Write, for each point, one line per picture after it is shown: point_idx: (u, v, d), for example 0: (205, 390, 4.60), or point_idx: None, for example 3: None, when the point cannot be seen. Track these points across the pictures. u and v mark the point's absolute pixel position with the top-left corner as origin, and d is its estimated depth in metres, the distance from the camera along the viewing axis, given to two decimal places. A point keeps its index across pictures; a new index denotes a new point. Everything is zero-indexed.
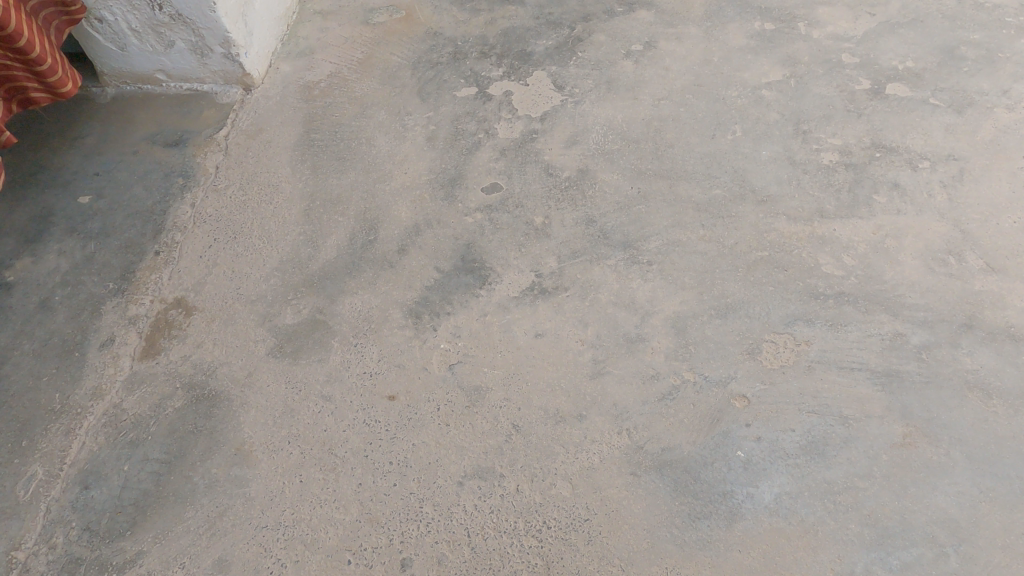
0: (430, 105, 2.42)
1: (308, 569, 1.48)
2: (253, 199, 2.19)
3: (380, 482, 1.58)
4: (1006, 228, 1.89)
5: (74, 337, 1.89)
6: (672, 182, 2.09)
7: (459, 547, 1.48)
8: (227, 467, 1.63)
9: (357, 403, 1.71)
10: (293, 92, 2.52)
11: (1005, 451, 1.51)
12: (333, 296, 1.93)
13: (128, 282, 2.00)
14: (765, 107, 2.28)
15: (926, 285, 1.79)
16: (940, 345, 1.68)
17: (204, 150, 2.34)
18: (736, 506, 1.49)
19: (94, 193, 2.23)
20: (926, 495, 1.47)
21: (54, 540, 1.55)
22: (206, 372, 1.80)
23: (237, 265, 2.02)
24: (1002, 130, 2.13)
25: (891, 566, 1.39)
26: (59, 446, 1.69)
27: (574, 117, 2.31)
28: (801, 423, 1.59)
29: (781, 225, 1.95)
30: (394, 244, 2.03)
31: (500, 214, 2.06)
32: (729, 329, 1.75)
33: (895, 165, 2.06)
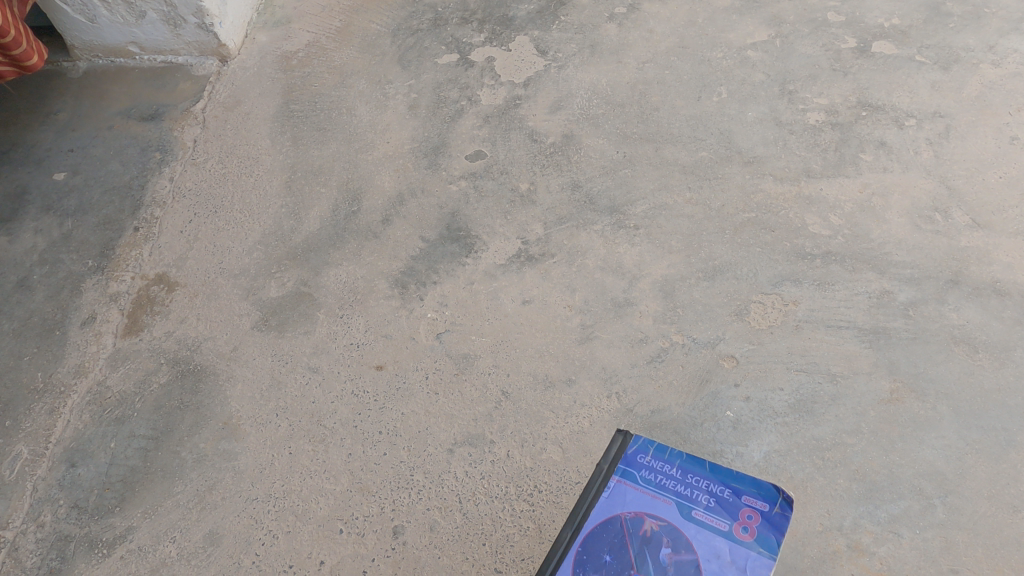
0: (412, 72, 2.37)
1: (300, 540, 1.47)
2: (232, 172, 2.14)
3: (370, 452, 1.58)
4: (992, 183, 1.89)
5: (54, 316, 1.86)
6: (658, 145, 2.07)
7: (451, 514, 1.48)
8: (215, 440, 1.62)
9: (344, 373, 1.70)
10: (271, 63, 2.46)
11: (990, 404, 1.53)
12: (317, 267, 1.90)
13: (108, 259, 1.96)
14: (750, 67, 2.25)
15: (912, 243, 1.79)
16: (927, 301, 1.69)
17: (181, 124, 2.29)
18: (726, 464, 1.50)
19: (70, 170, 2.19)
20: (914, 449, 1.48)
21: (42, 518, 1.53)
22: (191, 347, 1.78)
23: (219, 239, 1.99)
24: (988, 86, 2.11)
25: (880, 519, 1.40)
26: (43, 425, 1.67)
27: (557, 82, 2.27)
28: (789, 381, 1.59)
29: (768, 185, 1.94)
30: (378, 214, 2.00)
31: (485, 182, 2.03)
32: (717, 291, 1.75)
33: (882, 123, 2.05)
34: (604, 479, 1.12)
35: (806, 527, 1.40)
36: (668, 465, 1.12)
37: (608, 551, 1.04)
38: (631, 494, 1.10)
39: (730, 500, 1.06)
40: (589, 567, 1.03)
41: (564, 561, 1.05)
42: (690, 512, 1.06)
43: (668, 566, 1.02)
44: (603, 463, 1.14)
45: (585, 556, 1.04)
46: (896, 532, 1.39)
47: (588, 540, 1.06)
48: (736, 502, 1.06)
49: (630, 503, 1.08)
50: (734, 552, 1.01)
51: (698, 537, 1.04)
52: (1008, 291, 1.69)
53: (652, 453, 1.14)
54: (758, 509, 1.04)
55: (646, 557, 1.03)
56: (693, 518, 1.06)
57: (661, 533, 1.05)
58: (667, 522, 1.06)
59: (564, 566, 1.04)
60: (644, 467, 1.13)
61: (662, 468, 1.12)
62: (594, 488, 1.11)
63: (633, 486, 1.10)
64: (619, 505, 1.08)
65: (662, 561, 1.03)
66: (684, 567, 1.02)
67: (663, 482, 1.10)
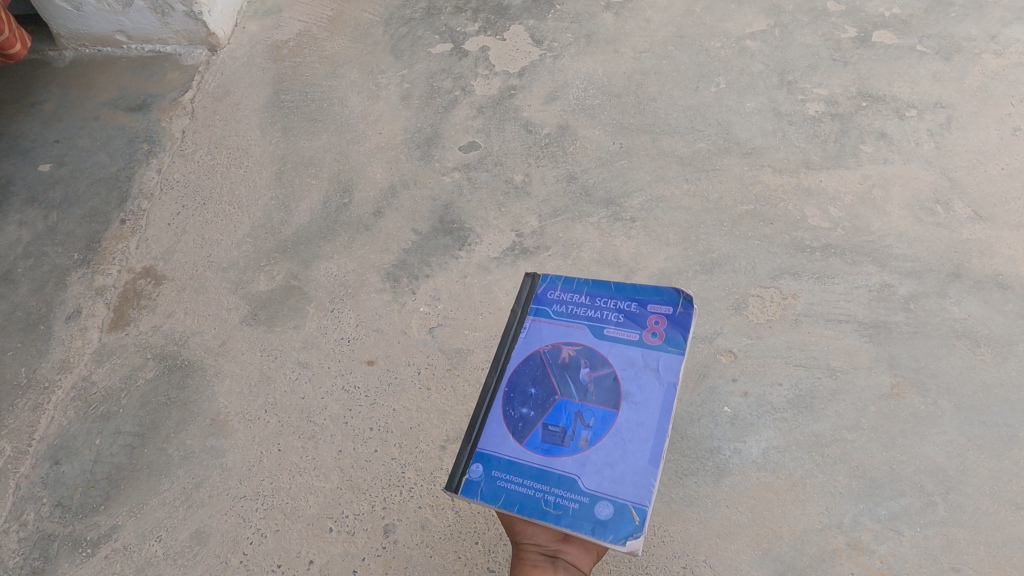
0: (404, 62, 2.33)
1: (289, 539, 1.44)
2: (221, 164, 2.10)
3: (361, 449, 1.55)
4: (994, 174, 1.86)
5: (39, 310, 1.82)
6: (655, 136, 2.03)
7: (443, 512, 1.45)
8: (203, 437, 1.58)
9: (335, 369, 1.67)
10: (261, 52, 2.42)
11: (992, 399, 1.50)
12: (308, 260, 1.87)
13: (94, 251, 1.92)
14: (749, 57, 2.21)
15: (913, 235, 1.76)
16: (928, 295, 1.66)
17: (169, 114, 2.25)
18: (724, 461, 1.47)
19: (55, 161, 2.14)
20: (915, 445, 1.45)
21: (25, 517, 1.50)
22: (179, 342, 1.74)
23: (208, 232, 1.95)
24: (990, 77, 2.08)
25: (880, 516, 1.38)
26: (26, 421, 1.63)
27: (553, 72, 2.23)
28: (788, 376, 1.56)
29: (767, 177, 1.91)
30: (369, 206, 1.96)
31: (479, 173, 2.00)
32: (715, 284, 1.71)
33: (882, 114, 2.02)
34: (519, 323, 1.20)
35: (805, 525, 1.38)
36: (577, 295, 1.21)
37: (532, 384, 1.13)
38: (546, 331, 1.18)
39: (637, 312, 1.15)
40: (516, 402, 1.12)
41: (492, 407, 1.13)
42: (601, 331, 1.15)
43: (588, 385, 1.11)
44: (516, 308, 1.22)
45: (512, 393, 1.13)
46: (896, 529, 1.36)
47: (514, 378, 1.15)
48: (643, 312, 1.15)
49: (547, 338, 1.17)
50: (647, 357, 1.10)
51: (611, 352, 1.12)
52: (1010, 284, 1.66)
53: (560, 288, 1.23)
54: (663, 314, 1.13)
55: (569, 381, 1.12)
56: (605, 336, 1.15)
57: (578, 356, 1.14)
58: (582, 346, 1.15)
59: (495, 406, 1.13)
60: (554, 302, 1.21)
61: (571, 298, 1.21)
62: (512, 335, 1.19)
63: (547, 322, 1.19)
64: (535, 342, 1.17)
65: (581, 380, 1.11)
66: (602, 381, 1.10)
67: (573, 311, 1.19)
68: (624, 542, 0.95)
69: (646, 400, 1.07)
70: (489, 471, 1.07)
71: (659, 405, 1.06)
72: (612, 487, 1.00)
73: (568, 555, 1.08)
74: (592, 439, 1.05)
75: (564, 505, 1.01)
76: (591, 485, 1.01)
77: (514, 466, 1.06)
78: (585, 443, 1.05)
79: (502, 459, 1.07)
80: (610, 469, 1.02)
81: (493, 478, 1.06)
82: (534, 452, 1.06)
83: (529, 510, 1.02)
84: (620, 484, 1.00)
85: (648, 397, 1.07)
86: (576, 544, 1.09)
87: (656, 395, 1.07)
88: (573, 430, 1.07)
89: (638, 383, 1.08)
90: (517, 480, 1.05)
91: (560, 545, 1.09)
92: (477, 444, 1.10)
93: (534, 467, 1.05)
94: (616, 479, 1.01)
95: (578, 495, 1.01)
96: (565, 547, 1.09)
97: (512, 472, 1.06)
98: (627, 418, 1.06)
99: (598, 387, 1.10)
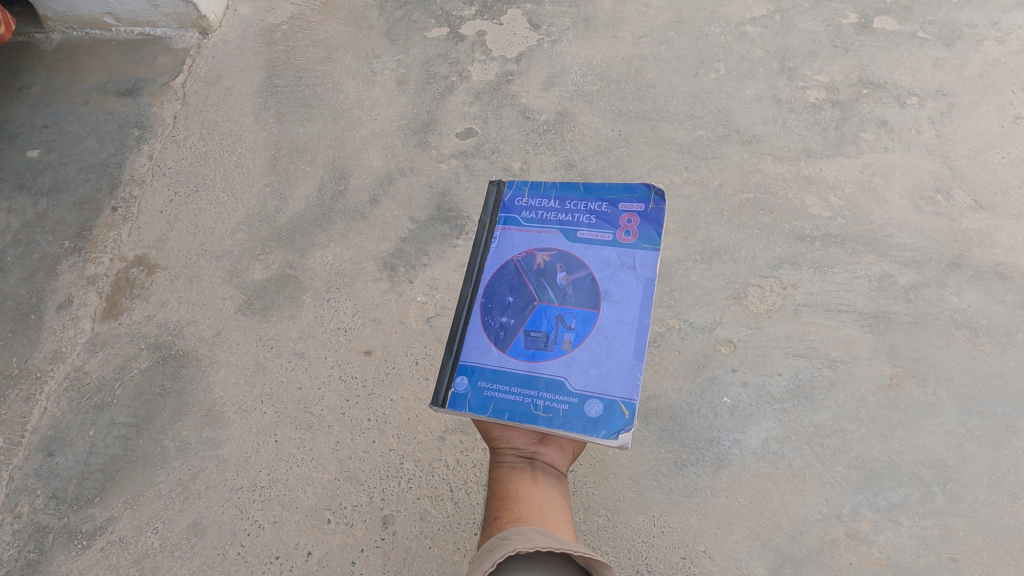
0: (400, 46, 2.29)
1: (287, 530, 1.43)
2: (214, 150, 2.07)
3: (359, 440, 1.54)
4: (995, 163, 1.85)
5: (29, 299, 1.79)
6: (654, 123, 2.01)
7: (443, 503, 1.45)
8: (199, 428, 1.57)
9: (332, 359, 1.65)
10: (254, 36, 2.37)
11: (991, 389, 1.50)
12: (303, 249, 1.84)
13: (85, 239, 1.89)
14: (749, 43, 2.18)
15: (913, 224, 1.75)
16: (928, 285, 1.65)
17: (160, 98, 2.20)
18: (723, 451, 1.46)
19: (44, 147, 2.10)
20: (914, 436, 1.45)
21: (19, 509, 1.48)
22: (173, 332, 1.72)
23: (201, 219, 1.92)
24: (992, 64, 2.06)
25: (879, 507, 1.38)
26: (19, 412, 1.61)
27: (551, 58, 2.20)
28: (787, 367, 1.56)
29: (767, 165, 1.89)
30: (365, 194, 1.94)
31: (476, 161, 1.97)
32: (715, 274, 1.70)
33: (883, 102, 2.00)
34: (489, 232, 1.14)
35: (804, 515, 1.38)
36: (545, 200, 1.15)
37: (509, 293, 1.09)
38: (517, 238, 1.13)
39: (611, 211, 1.11)
40: (494, 312, 1.08)
41: (470, 317, 1.08)
42: (575, 234, 1.11)
43: (567, 288, 1.07)
44: (483, 218, 1.16)
45: (489, 304, 1.08)
46: (895, 520, 1.36)
47: (489, 289, 1.10)
48: (615, 212, 1.11)
49: (519, 245, 1.12)
50: (625, 254, 1.07)
51: (587, 253, 1.09)
52: (1010, 274, 1.65)
53: (527, 192, 1.16)
54: (636, 212, 1.10)
55: (547, 285, 1.08)
56: (579, 239, 1.11)
57: (553, 260, 1.10)
58: (557, 250, 1.10)
59: (472, 317, 1.08)
60: (523, 209, 1.15)
61: (539, 203, 1.15)
62: (482, 245, 1.13)
63: (518, 229, 1.14)
64: (508, 251, 1.12)
65: (560, 284, 1.07)
66: (581, 283, 1.07)
67: (543, 217, 1.14)
68: (617, 436, 0.94)
69: (626, 297, 1.04)
70: (474, 382, 1.03)
71: (639, 301, 1.04)
72: (600, 386, 0.99)
73: (546, 456, 1.04)
74: (576, 340, 1.03)
75: (554, 408, 0.99)
76: (579, 384, 1.00)
77: (499, 374, 1.03)
78: (570, 346, 1.03)
79: (483, 374, 1.03)
80: (597, 368, 1.01)
81: (479, 388, 1.02)
82: (519, 359, 1.03)
83: (520, 416, 0.99)
84: (608, 383, 0.99)
85: (629, 295, 1.04)
86: (552, 446, 1.06)
87: (636, 292, 1.04)
88: (556, 334, 1.04)
89: (618, 281, 1.06)
90: (505, 388, 1.01)
91: (536, 447, 1.05)
92: (459, 357, 1.05)
93: (521, 373, 1.02)
94: (604, 378, 1.00)
95: (567, 397, 0.99)
96: (541, 450, 1.05)
97: (498, 381, 1.02)
98: (608, 317, 1.04)
99: (577, 288, 1.07)
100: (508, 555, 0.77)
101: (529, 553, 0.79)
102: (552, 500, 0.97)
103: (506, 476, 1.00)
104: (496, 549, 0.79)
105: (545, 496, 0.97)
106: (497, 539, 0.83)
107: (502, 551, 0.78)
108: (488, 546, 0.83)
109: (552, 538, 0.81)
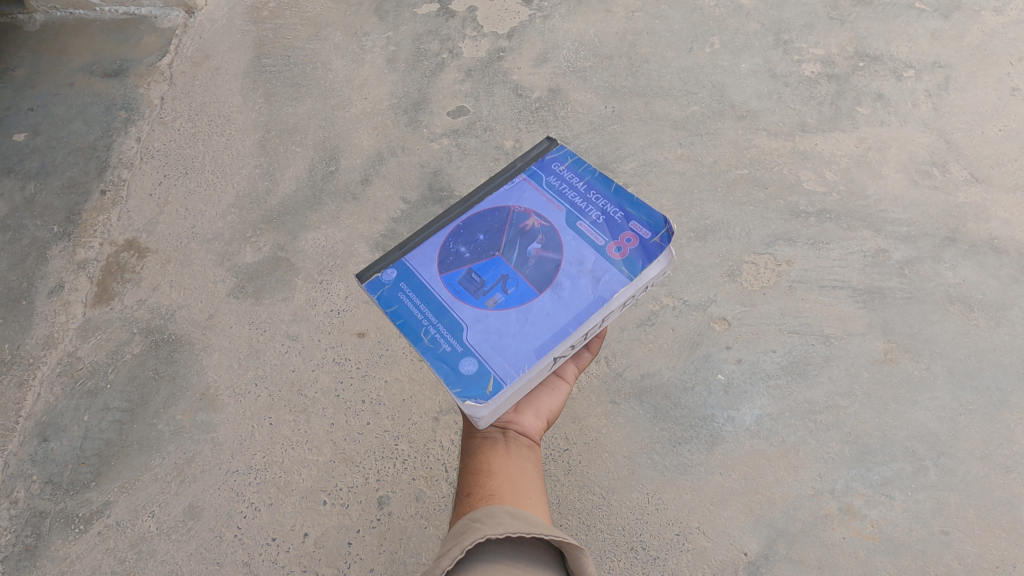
0: (390, 24, 2.25)
1: (283, 512, 1.44)
2: (203, 131, 2.04)
3: (353, 422, 1.54)
4: (992, 136, 1.84)
5: (20, 285, 1.77)
6: (648, 99, 1.98)
7: (438, 483, 1.46)
8: (193, 412, 1.57)
9: (325, 341, 1.65)
10: (240, 14, 2.32)
11: (985, 363, 1.50)
12: (295, 231, 1.83)
13: (74, 224, 1.87)
14: (744, 16, 2.15)
15: (909, 199, 1.74)
16: (923, 260, 1.64)
17: (147, 80, 2.17)
18: (717, 429, 1.47)
19: (30, 130, 2.07)
20: (907, 411, 1.46)
21: (15, 495, 1.48)
22: (165, 316, 1.71)
23: (191, 203, 1.90)
24: (990, 35, 2.04)
25: (872, 481, 1.39)
26: (13, 398, 1.61)
27: (543, 34, 2.16)
28: (781, 344, 1.56)
29: (762, 141, 1.87)
30: (356, 174, 1.92)
31: (468, 139, 1.95)
32: (709, 251, 1.69)
33: (880, 75, 1.98)
34: (512, 172, 1.02)
35: (798, 491, 1.39)
36: (579, 179, 1.00)
37: (484, 233, 0.97)
38: (528, 194, 1.00)
39: (620, 221, 0.95)
40: (458, 238, 0.97)
41: (438, 227, 0.98)
42: (576, 221, 0.96)
43: (528, 259, 0.94)
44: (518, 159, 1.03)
45: (460, 229, 0.98)
46: (888, 494, 1.37)
47: (472, 218, 0.99)
48: (625, 223, 0.95)
49: (524, 201, 0.99)
50: (601, 264, 0.92)
51: (571, 242, 0.94)
52: (1005, 248, 1.65)
53: (569, 163, 1.02)
54: (640, 236, 0.93)
55: (517, 246, 0.95)
56: (576, 227, 0.96)
57: (540, 232, 0.96)
58: (551, 224, 0.96)
59: (439, 228, 0.98)
60: (553, 174, 1.01)
61: (571, 179, 1.01)
62: (496, 179, 1.01)
63: (535, 188, 1.00)
64: (511, 197, 1.00)
65: (527, 252, 0.94)
66: (546, 263, 0.93)
67: (564, 191, 1.00)
68: (466, 403, 0.83)
69: (571, 299, 0.90)
70: (400, 283, 0.94)
71: (580, 310, 0.89)
72: (489, 352, 0.87)
73: (520, 425, 0.95)
74: (501, 305, 0.90)
75: (437, 343, 0.88)
76: (473, 340, 0.88)
77: (422, 291, 0.93)
78: (493, 305, 0.90)
79: (405, 279, 0.94)
80: (498, 337, 0.88)
81: (398, 290, 0.94)
82: (445, 287, 0.93)
83: (407, 331, 0.90)
84: (498, 354, 0.86)
85: (575, 299, 0.90)
86: (527, 414, 0.96)
87: (584, 301, 0.89)
88: (491, 286, 0.92)
89: (576, 282, 0.91)
90: (417, 302, 0.92)
91: (511, 416, 0.96)
92: (405, 252, 0.96)
93: (438, 299, 0.92)
94: (497, 349, 0.87)
95: (454, 342, 0.88)
96: (514, 419, 0.96)
97: (416, 294, 0.93)
98: (543, 303, 0.90)
99: (540, 265, 0.93)
100: (476, 542, 0.70)
101: (500, 539, 0.72)
102: (524, 473, 0.87)
103: (478, 449, 0.90)
104: (463, 534, 0.72)
105: (518, 470, 0.87)
106: (467, 520, 0.75)
107: (470, 537, 0.71)
108: (456, 528, 0.76)
109: (524, 522, 0.74)
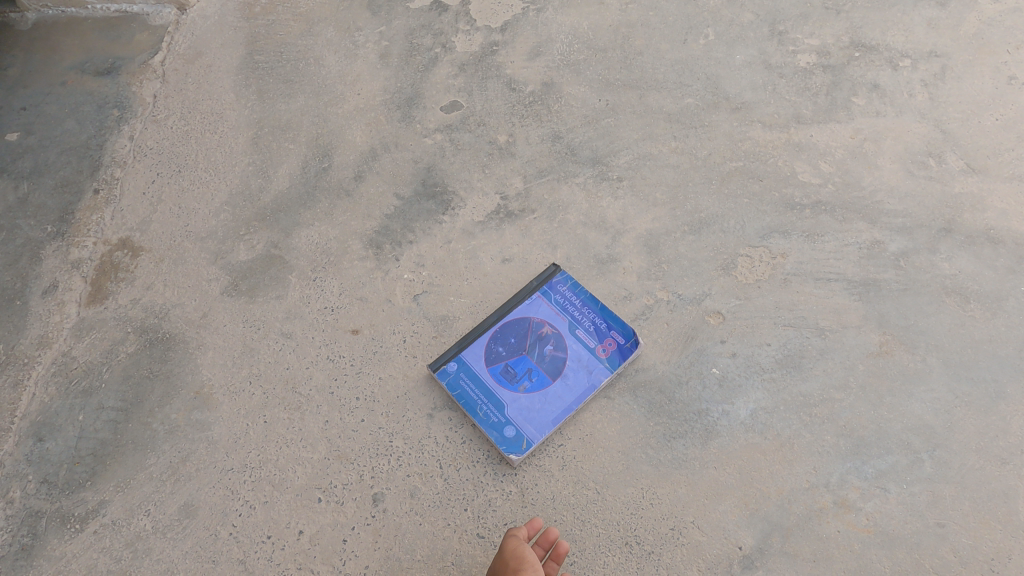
0: (382, 18, 2.23)
1: (278, 510, 1.44)
2: (196, 129, 2.03)
3: (348, 419, 1.53)
4: (988, 126, 1.83)
5: (14, 285, 1.77)
6: (642, 92, 1.97)
7: (432, 480, 1.45)
8: (187, 411, 1.57)
9: (319, 338, 1.64)
10: (232, 10, 2.30)
11: (980, 355, 1.50)
12: (288, 229, 1.82)
13: (68, 223, 1.87)
14: (739, 7, 2.13)
15: (904, 190, 1.73)
16: (919, 251, 1.63)
17: (139, 78, 2.16)
18: (712, 423, 1.46)
19: (23, 130, 2.07)
20: (902, 403, 1.45)
21: (11, 495, 1.48)
22: (159, 315, 1.71)
23: (184, 201, 1.90)
24: (987, 23, 2.02)
25: (867, 474, 1.38)
26: (8, 398, 1.61)
27: (537, 27, 2.15)
28: (776, 337, 1.55)
29: (756, 132, 1.86)
30: (349, 171, 1.91)
31: (461, 134, 1.94)
32: (704, 245, 1.68)
33: (875, 65, 1.96)
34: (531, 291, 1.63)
35: (793, 485, 1.38)
36: (575, 295, 1.62)
37: (514, 337, 1.58)
38: (542, 307, 1.61)
39: (602, 330, 1.56)
40: (497, 340, 1.58)
41: (484, 333, 1.58)
42: (575, 330, 1.57)
43: (545, 358, 1.55)
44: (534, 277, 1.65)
45: (498, 332, 1.58)
46: (883, 487, 1.37)
47: (505, 325, 1.59)
48: (606, 333, 1.56)
49: (540, 315, 1.60)
50: (592, 363, 1.53)
51: (572, 348, 1.55)
52: (1001, 238, 1.64)
53: (569, 284, 1.63)
54: (616, 344, 1.54)
55: (537, 349, 1.56)
56: (575, 336, 1.57)
57: (551, 337, 1.57)
58: (558, 332, 1.57)
59: (485, 335, 1.58)
60: (559, 292, 1.63)
61: (570, 295, 1.62)
62: (522, 295, 1.62)
63: (547, 303, 1.62)
64: (532, 310, 1.61)
65: (543, 352, 1.55)
66: (556, 362, 1.54)
67: (566, 304, 1.61)
68: (511, 451, 1.44)
69: (573, 387, 1.50)
70: (460, 372, 1.54)
71: (578, 393, 1.49)
72: (522, 416, 1.48)
73: None
74: (528, 391, 1.51)
75: (489, 417, 1.48)
76: (512, 413, 1.48)
77: (476, 378, 1.53)
78: (523, 389, 1.51)
79: (465, 365, 1.55)
80: (528, 412, 1.48)
81: (459, 377, 1.53)
82: (492, 379, 1.53)
83: (469, 405, 1.50)
84: (528, 424, 1.47)
85: (576, 387, 1.50)
86: None
87: (581, 386, 1.50)
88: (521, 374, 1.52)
89: (576, 377, 1.52)
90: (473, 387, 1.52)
91: None
92: (462, 352, 1.57)
93: (488, 389, 1.52)
94: (528, 420, 1.47)
95: (500, 416, 1.48)
96: None
97: (472, 380, 1.53)
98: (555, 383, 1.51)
99: (551, 363, 1.54)
100: None
101: None
102: None
103: None
104: None
105: None
106: None
107: None
108: None
109: None
